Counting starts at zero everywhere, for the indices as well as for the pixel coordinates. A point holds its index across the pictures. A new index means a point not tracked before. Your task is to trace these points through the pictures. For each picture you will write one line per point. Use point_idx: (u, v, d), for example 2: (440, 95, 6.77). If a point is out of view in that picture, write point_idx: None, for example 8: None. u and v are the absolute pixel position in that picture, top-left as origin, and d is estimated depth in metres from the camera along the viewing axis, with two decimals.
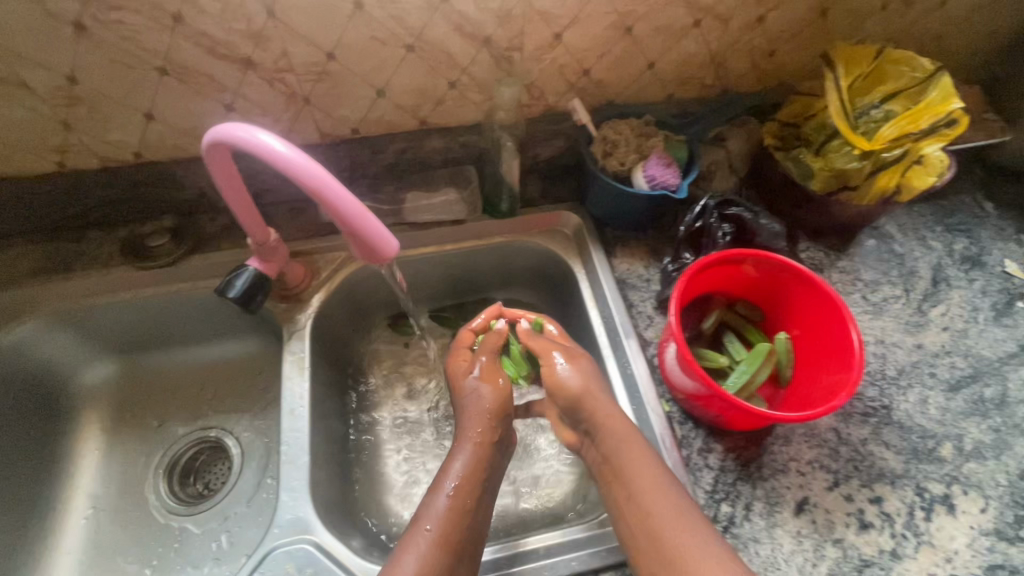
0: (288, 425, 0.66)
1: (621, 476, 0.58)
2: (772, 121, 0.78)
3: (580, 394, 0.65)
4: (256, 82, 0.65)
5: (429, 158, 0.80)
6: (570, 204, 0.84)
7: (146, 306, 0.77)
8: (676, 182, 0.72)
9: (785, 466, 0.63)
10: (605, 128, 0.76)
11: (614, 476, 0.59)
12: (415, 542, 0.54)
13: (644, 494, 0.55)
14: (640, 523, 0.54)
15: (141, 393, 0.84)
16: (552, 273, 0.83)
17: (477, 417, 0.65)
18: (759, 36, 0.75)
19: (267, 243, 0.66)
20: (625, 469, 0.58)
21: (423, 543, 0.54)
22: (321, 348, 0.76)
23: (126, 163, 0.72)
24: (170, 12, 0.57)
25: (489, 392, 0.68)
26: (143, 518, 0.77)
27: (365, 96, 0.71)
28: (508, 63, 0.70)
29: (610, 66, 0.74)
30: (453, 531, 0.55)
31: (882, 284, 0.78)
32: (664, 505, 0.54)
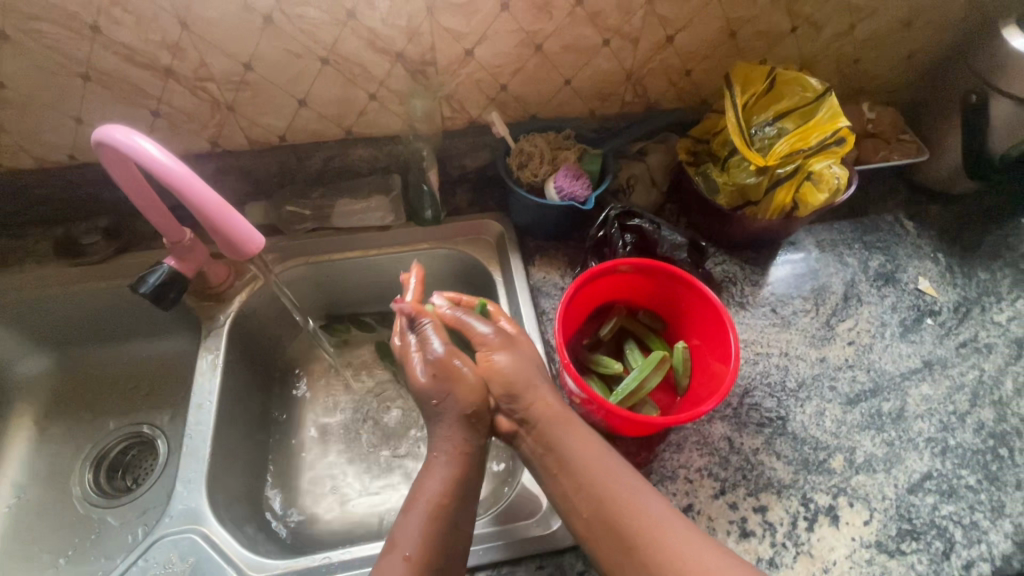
0: (193, 418, 0.68)
1: (568, 464, 0.56)
2: (687, 138, 0.81)
3: (517, 382, 0.61)
4: (178, 90, 0.69)
5: (357, 166, 0.83)
6: (495, 213, 0.86)
7: (78, 302, 0.80)
8: (585, 194, 0.75)
9: (673, 473, 0.64)
10: (523, 140, 0.79)
11: (560, 469, 0.57)
12: (392, 571, 0.50)
13: (594, 480, 0.55)
14: (592, 507, 0.54)
15: (76, 387, 0.87)
16: (476, 280, 0.85)
17: (454, 423, 0.59)
18: (671, 55, 0.78)
19: (182, 243, 0.68)
20: (576, 456, 0.57)
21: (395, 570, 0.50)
22: (242, 346, 0.78)
23: (61, 164, 0.75)
24: (87, 23, 0.61)
25: (460, 392, 0.60)
26: (65, 509, 0.79)
27: (287, 106, 0.74)
28: (423, 77, 0.73)
29: (526, 81, 0.77)
30: (438, 542, 0.53)
31: (794, 298, 0.79)
32: (619, 482, 0.54)
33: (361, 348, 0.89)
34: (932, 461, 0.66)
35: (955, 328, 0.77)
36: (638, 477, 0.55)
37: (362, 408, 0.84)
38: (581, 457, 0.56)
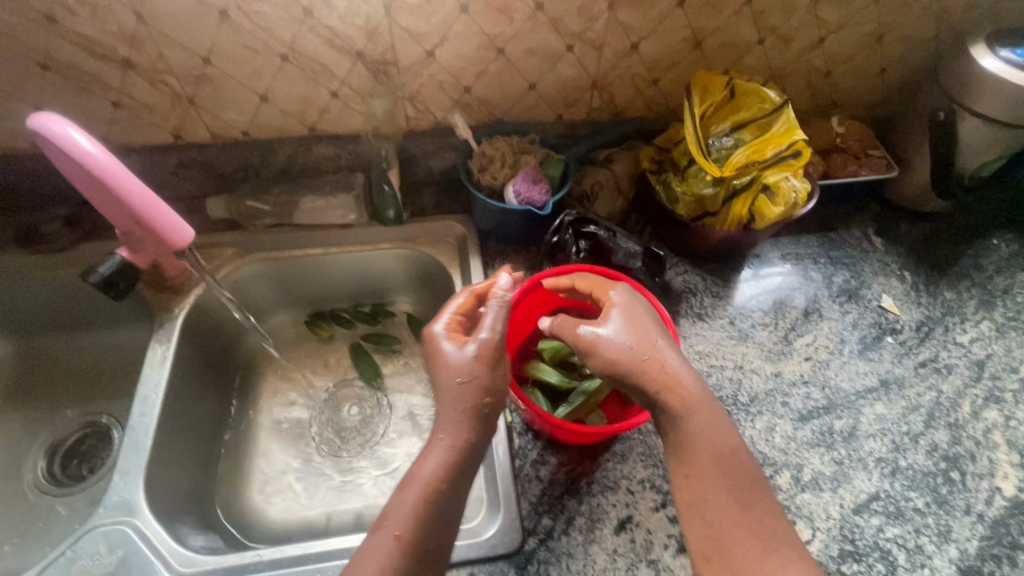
0: (137, 410, 0.67)
1: (685, 417, 0.55)
2: (650, 146, 0.80)
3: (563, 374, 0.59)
4: (138, 82, 0.69)
5: (322, 164, 0.83)
6: (459, 216, 0.86)
7: (38, 289, 0.80)
8: (544, 199, 0.74)
9: (615, 484, 0.63)
10: (485, 143, 0.79)
11: (670, 424, 0.55)
12: (383, 548, 0.47)
13: (711, 463, 0.53)
14: (689, 461, 0.53)
15: (34, 374, 0.87)
16: (437, 282, 0.85)
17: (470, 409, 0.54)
18: (636, 63, 0.78)
19: (132, 235, 0.67)
20: (695, 415, 0.55)
21: (387, 544, 0.47)
22: (197, 339, 0.78)
23: (24, 151, 0.76)
24: (44, 12, 0.61)
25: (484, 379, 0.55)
26: (14, 497, 0.79)
27: (249, 101, 0.74)
28: (385, 77, 0.74)
29: (490, 84, 0.77)
30: (434, 517, 0.49)
31: (753, 312, 0.78)
32: (723, 438, 0.54)
33: (321, 346, 0.89)
34: (881, 482, 0.65)
35: (916, 347, 0.76)
36: (732, 437, 0.55)
37: (318, 405, 0.84)
38: (696, 417, 0.55)
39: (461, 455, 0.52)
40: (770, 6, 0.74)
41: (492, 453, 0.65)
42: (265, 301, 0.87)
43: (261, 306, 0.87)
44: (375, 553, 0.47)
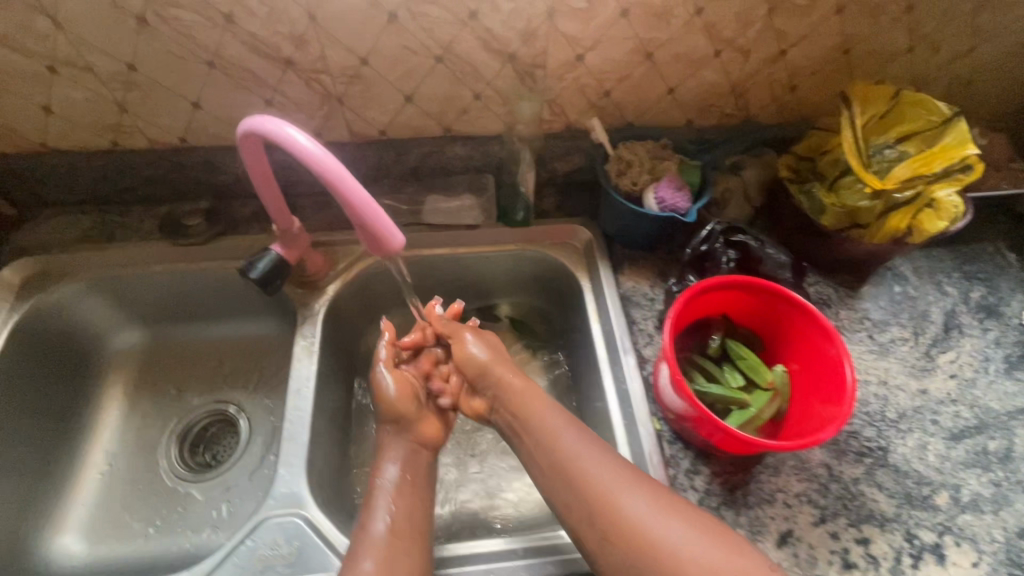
0: (291, 403, 0.69)
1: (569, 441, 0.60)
2: (789, 155, 0.79)
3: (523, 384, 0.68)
4: (294, 80, 0.70)
5: (451, 164, 0.84)
6: (582, 218, 0.86)
7: (177, 281, 0.82)
8: (686, 207, 0.74)
9: (772, 497, 0.63)
10: (621, 148, 0.78)
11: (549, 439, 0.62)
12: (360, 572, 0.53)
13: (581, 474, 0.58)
14: (599, 525, 0.54)
15: (163, 361, 0.90)
16: (560, 284, 0.85)
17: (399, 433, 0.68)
18: (781, 69, 0.76)
19: (290, 231, 0.70)
20: (560, 478, 0.59)
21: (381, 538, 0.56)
22: (332, 334, 0.80)
23: (172, 146, 0.77)
24: (222, 12, 0.62)
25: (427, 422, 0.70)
26: (153, 480, 0.82)
27: (394, 101, 0.75)
28: (530, 79, 0.73)
29: (631, 88, 0.76)
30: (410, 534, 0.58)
31: (891, 325, 0.77)
32: (626, 499, 0.55)
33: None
34: None
35: None
36: (647, 503, 0.54)
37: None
38: (591, 481, 0.57)
39: (403, 481, 0.63)
40: (930, 13, 0.71)
41: (644, 462, 0.65)
42: (385, 298, 0.87)
43: (382, 303, 0.88)
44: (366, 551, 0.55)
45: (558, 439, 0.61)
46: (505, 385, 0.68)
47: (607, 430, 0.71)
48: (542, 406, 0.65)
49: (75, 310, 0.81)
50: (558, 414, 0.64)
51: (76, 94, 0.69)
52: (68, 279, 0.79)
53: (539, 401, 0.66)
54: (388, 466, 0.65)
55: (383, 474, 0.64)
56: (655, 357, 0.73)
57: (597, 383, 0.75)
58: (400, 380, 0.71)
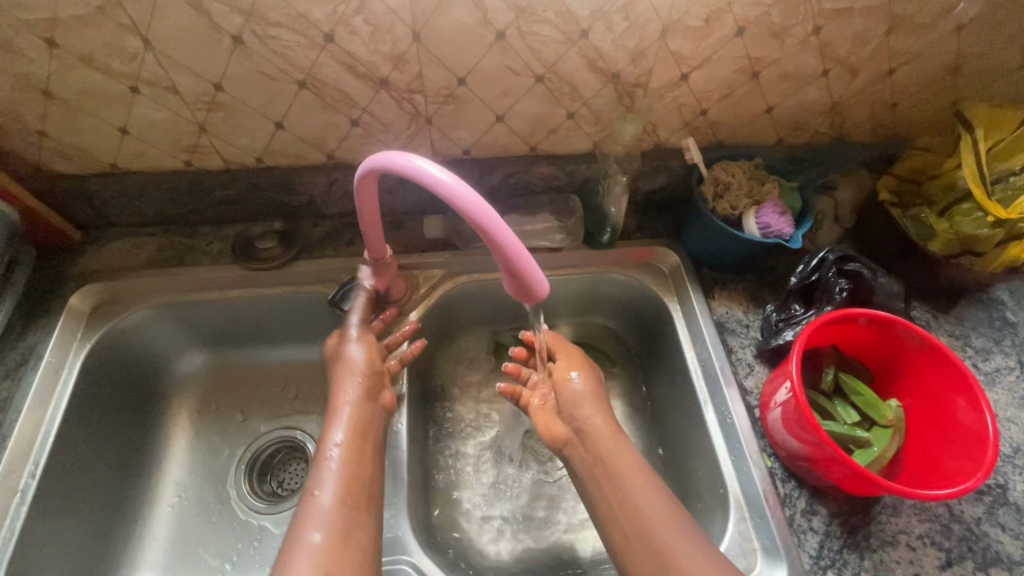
0: (388, 439, 0.67)
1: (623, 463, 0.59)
2: (889, 176, 0.76)
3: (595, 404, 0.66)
4: (385, 100, 0.67)
5: (534, 183, 0.80)
6: (667, 240, 0.83)
7: (248, 305, 0.79)
8: (790, 231, 0.71)
9: (894, 539, 0.61)
10: (717, 168, 0.75)
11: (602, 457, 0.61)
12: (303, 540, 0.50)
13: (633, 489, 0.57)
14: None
15: (227, 386, 0.86)
16: (644, 308, 0.83)
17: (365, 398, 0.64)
18: (886, 88, 0.73)
19: (382, 259, 0.66)
20: (610, 489, 0.58)
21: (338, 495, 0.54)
22: (414, 361, 0.76)
23: (247, 166, 0.74)
24: (323, 31, 0.58)
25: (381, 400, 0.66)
26: (226, 512, 0.78)
27: (484, 121, 0.71)
28: (629, 99, 0.70)
29: (729, 107, 0.73)
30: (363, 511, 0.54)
31: (995, 352, 0.74)
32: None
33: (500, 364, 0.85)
34: None
35: None
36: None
37: (508, 433, 0.80)
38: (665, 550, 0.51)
39: (350, 439, 0.59)
40: None
41: (759, 501, 0.63)
42: (460, 321, 0.84)
43: (457, 327, 0.85)
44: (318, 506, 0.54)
45: (633, 499, 0.56)
46: (592, 433, 0.63)
47: (711, 466, 0.68)
48: (622, 459, 0.60)
49: (143, 335, 0.77)
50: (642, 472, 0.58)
51: (156, 114, 0.66)
52: (138, 304, 0.75)
53: (623, 449, 0.61)
54: (345, 407, 0.62)
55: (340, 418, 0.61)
56: (759, 388, 0.70)
57: (696, 416, 0.72)
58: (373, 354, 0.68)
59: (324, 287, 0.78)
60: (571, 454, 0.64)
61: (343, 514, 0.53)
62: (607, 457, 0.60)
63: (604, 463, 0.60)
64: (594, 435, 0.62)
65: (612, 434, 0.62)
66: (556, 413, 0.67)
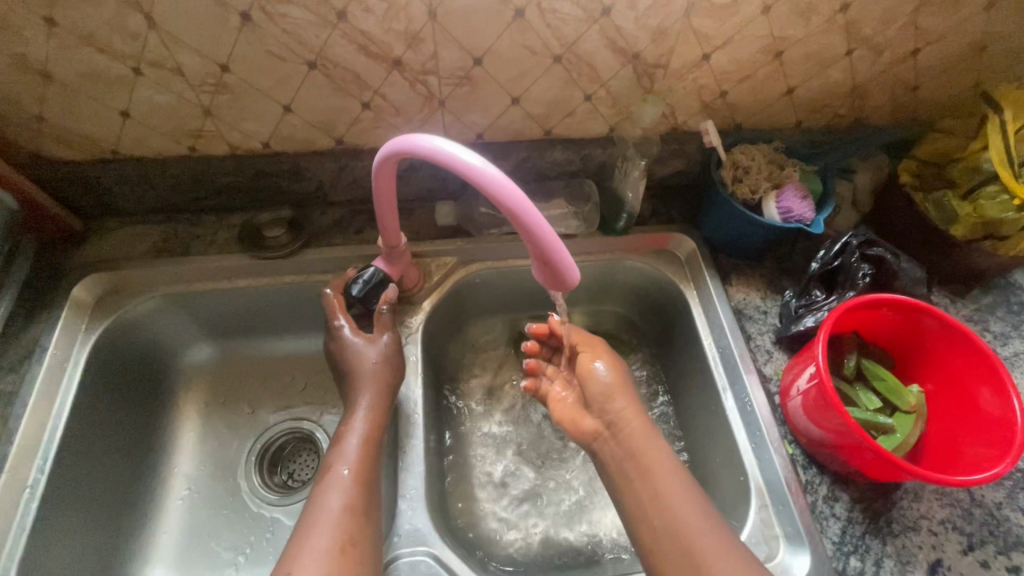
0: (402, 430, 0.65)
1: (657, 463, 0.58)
2: (910, 159, 0.76)
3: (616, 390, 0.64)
4: (398, 82, 0.64)
5: (548, 168, 0.78)
6: (683, 226, 0.81)
7: (255, 295, 0.77)
8: (811, 216, 0.70)
9: (916, 524, 0.61)
10: (736, 152, 0.74)
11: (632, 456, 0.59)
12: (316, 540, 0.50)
13: (668, 490, 0.56)
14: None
15: (235, 377, 0.84)
16: (659, 295, 0.81)
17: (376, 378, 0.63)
18: (909, 69, 0.71)
19: (397, 247, 0.65)
20: (642, 487, 0.57)
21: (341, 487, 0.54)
22: (428, 350, 0.75)
23: (253, 152, 0.72)
24: (336, 9, 0.56)
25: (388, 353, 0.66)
26: (238, 505, 0.78)
27: (499, 103, 0.69)
28: (648, 80, 0.68)
29: (750, 88, 0.71)
30: (364, 504, 0.54)
31: (1013, 338, 0.73)
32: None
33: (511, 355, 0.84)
34: None
35: None
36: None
37: (521, 422, 0.79)
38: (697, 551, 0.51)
39: (367, 440, 0.59)
40: None
41: (781, 488, 0.62)
42: (472, 310, 0.83)
43: (468, 315, 0.83)
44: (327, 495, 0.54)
45: (667, 498, 0.55)
46: (625, 431, 0.61)
47: (730, 453, 0.68)
48: (655, 457, 0.59)
49: (148, 327, 0.75)
50: (677, 471, 0.58)
51: (159, 98, 0.63)
52: (144, 295, 0.73)
53: (655, 447, 0.59)
54: (360, 406, 0.62)
55: (355, 413, 0.61)
56: (778, 375, 0.70)
57: (714, 403, 0.71)
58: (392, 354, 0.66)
59: (334, 276, 0.76)
60: (602, 449, 0.63)
61: (349, 505, 0.53)
62: (640, 456, 0.59)
63: (637, 461, 0.59)
64: (626, 433, 0.61)
65: (644, 430, 0.61)
66: (581, 408, 0.67)
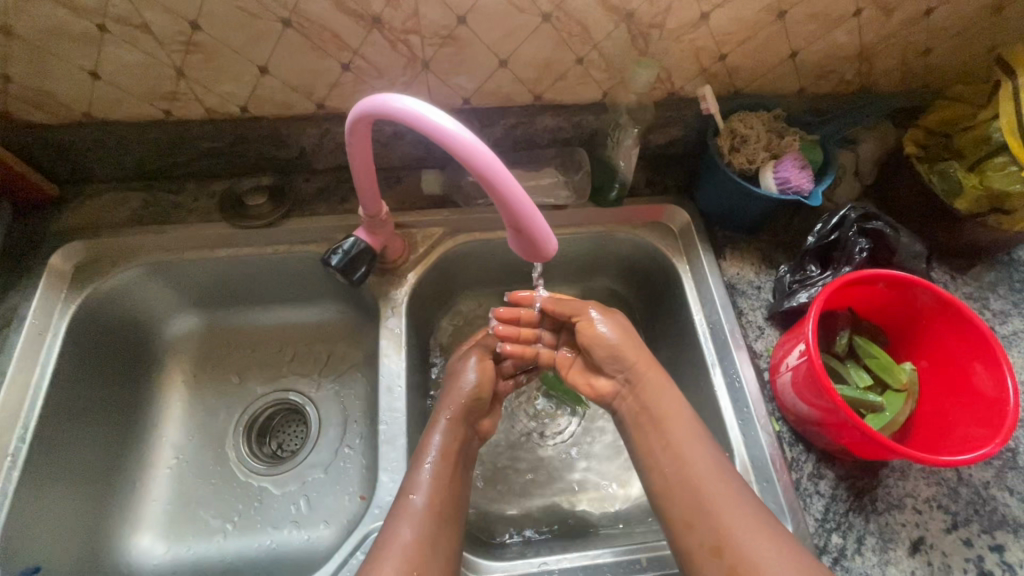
0: (386, 403, 0.65)
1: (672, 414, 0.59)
2: (916, 128, 0.72)
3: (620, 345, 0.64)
4: (379, 41, 0.61)
5: (538, 136, 0.75)
6: (677, 197, 0.79)
7: (239, 266, 0.75)
8: (810, 188, 0.67)
9: (901, 502, 0.60)
10: (734, 120, 0.70)
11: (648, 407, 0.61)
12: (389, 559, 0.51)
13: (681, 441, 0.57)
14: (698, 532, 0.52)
15: (221, 348, 0.84)
16: (651, 268, 0.80)
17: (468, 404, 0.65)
18: (920, 31, 0.68)
19: (378, 217, 0.63)
20: (657, 438, 0.59)
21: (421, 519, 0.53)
22: (414, 323, 0.74)
23: (231, 116, 0.69)
24: None
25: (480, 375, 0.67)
26: (226, 474, 0.78)
27: (486, 66, 0.66)
28: (643, 41, 0.65)
29: (751, 51, 0.68)
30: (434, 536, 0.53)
31: (1013, 316, 0.71)
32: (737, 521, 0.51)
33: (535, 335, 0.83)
34: None
35: None
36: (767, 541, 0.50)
37: (516, 398, 0.80)
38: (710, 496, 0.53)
39: (442, 456, 0.59)
40: None
41: (766, 465, 0.62)
42: (461, 282, 0.81)
43: (456, 288, 0.82)
44: (400, 524, 0.53)
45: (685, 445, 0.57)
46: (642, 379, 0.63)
47: (717, 430, 0.67)
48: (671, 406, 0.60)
49: (129, 298, 0.74)
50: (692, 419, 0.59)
51: (128, 57, 0.60)
52: (123, 265, 0.72)
53: (671, 400, 0.60)
54: (442, 420, 0.63)
55: (436, 427, 0.62)
56: (769, 352, 0.68)
57: (703, 378, 0.70)
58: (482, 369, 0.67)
59: (318, 246, 0.75)
60: (620, 406, 0.64)
61: (422, 536, 0.52)
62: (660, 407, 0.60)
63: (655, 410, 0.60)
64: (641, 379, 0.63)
65: (659, 383, 0.62)
66: (591, 369, 0.68)
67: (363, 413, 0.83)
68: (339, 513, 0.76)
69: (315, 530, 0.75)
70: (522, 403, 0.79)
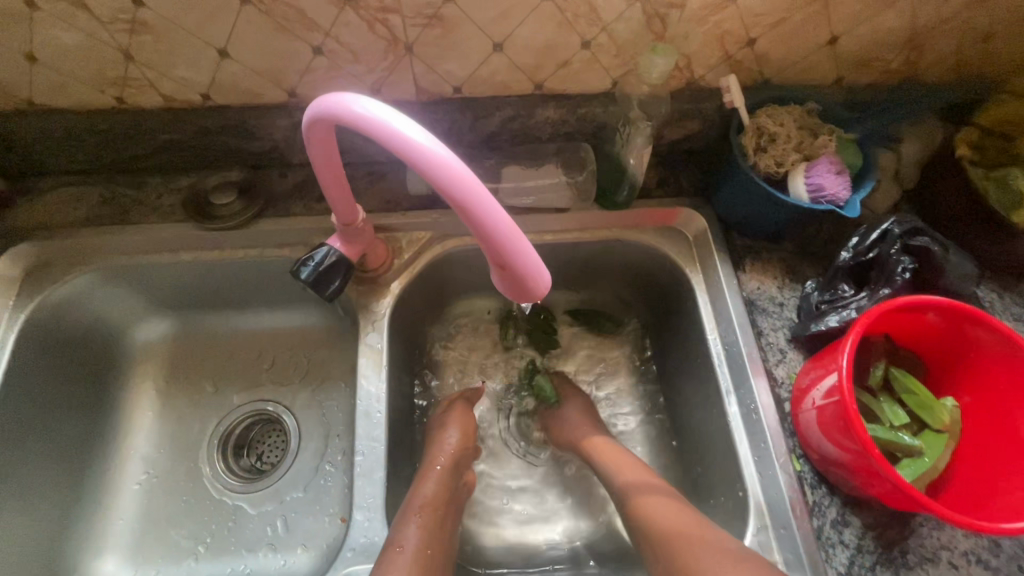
0: (363, 430, 0.59)
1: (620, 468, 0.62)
2: (971, 126, 0.63)
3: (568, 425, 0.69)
4: (353, 21, 0.53)
5: (538, 129, 0.67)
6: (693, 200, 0.71)
7: (206, 270, 0.69)
8: (846, 196, 0.59)
9: (935, 555, 0.54)
10: (761, 116, 0.62)
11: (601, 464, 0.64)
12: None
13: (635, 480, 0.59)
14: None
15: (192, 355, 0.77)
16: (662, 278, 0.72)
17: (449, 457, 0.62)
18: (983, 13, 0.58)
19: (354, 224, 0.55)
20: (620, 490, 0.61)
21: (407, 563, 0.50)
22: (398, 337, 0.67)
23: (193, 105, 0.62)
24: None
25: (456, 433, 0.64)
26: (198, 490, 0.72)
27: (477, 51, 0.57)
28: (660, 23, 0.56)
29: (784, 35, 0.59)
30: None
31: None
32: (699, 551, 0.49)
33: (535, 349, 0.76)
34: None
35: None
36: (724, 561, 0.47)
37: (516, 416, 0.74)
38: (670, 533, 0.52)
39: (428, 509, 0.55)
40: None
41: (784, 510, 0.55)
42: (451, 290, 0.74)
43: (447, 295, 0.74)
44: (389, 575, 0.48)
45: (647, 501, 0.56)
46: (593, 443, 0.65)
47: (730, 464, 0.61)
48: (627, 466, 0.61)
49: (86, 305, 0.68)
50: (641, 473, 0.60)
51: (67, 38, 0.53)
52: (78, 269, 0.65)
53: (621, 457, 0.63)
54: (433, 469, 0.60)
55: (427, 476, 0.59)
56: (791, 379, 0.61)
57: (716, 406, 0.64)
58: (462, 426, 0.65)
59: (292, 250, 0.67)
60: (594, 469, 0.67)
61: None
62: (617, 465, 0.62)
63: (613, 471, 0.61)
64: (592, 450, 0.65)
65: (605, 446, 0.64)
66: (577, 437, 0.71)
67: (346, 426, 0.75)
68: (317, 537, 0.70)
69: (291, 555, 0.69)
70: (524, 419, 0.74)
